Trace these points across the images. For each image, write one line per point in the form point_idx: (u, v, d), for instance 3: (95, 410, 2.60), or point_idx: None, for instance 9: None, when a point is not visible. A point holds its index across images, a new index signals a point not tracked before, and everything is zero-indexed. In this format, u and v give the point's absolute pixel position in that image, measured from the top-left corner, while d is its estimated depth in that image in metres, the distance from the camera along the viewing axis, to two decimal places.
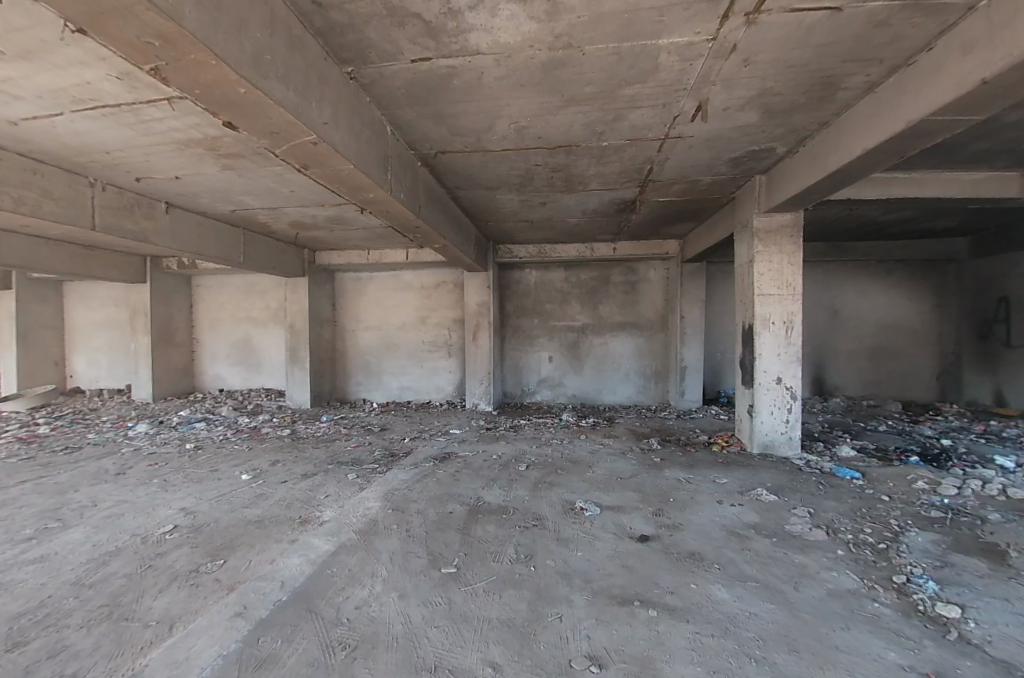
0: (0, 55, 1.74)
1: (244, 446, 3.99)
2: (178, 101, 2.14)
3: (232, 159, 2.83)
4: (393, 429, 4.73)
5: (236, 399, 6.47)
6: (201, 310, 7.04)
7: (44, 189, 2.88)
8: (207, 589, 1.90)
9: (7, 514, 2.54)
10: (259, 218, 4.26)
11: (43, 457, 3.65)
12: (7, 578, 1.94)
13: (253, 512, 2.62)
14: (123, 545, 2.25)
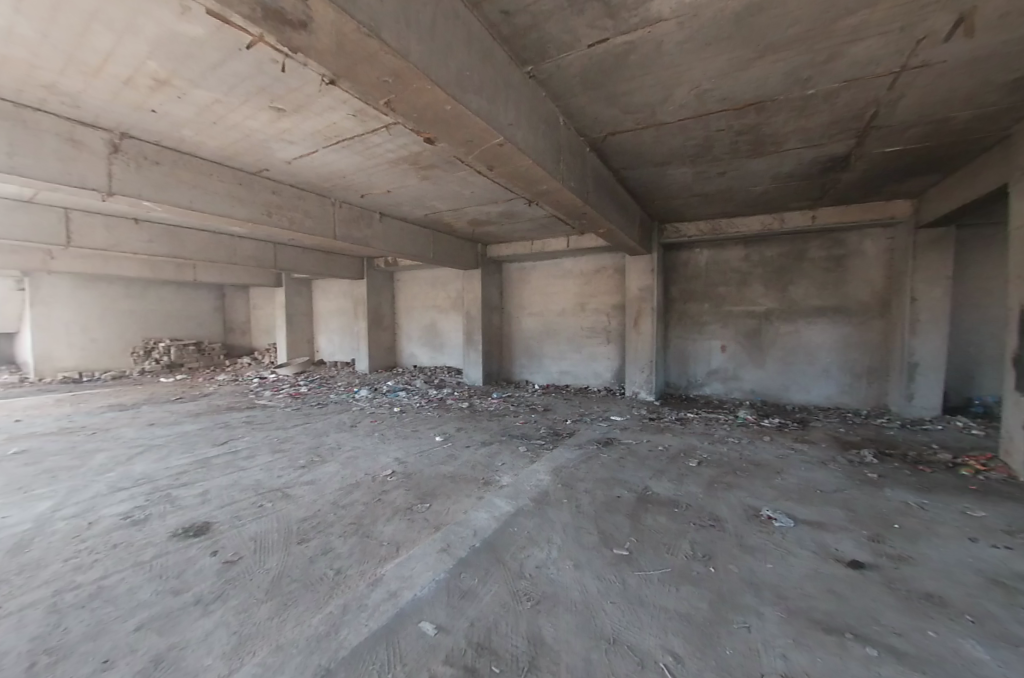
0: (285, 112, 2.44)
1: (436, 413, 4.75)
2: (393, 127, 2.63)
3: (427, 170, 3.33)
4: (556, 411, 4.99)
5: (425, 374, 7.71)
6: (399, 300, 8.60)
7: (306, 209, 3.90)
8: (421, 524, 2.34)
9: (291, 445, 3.60)
10: (445, 219, 4.94)
11: (308, 408, 5.02)
12: (295, 491, 2.75)
13: (448, 469, 3.10)
14: (360, 479, 2.93)
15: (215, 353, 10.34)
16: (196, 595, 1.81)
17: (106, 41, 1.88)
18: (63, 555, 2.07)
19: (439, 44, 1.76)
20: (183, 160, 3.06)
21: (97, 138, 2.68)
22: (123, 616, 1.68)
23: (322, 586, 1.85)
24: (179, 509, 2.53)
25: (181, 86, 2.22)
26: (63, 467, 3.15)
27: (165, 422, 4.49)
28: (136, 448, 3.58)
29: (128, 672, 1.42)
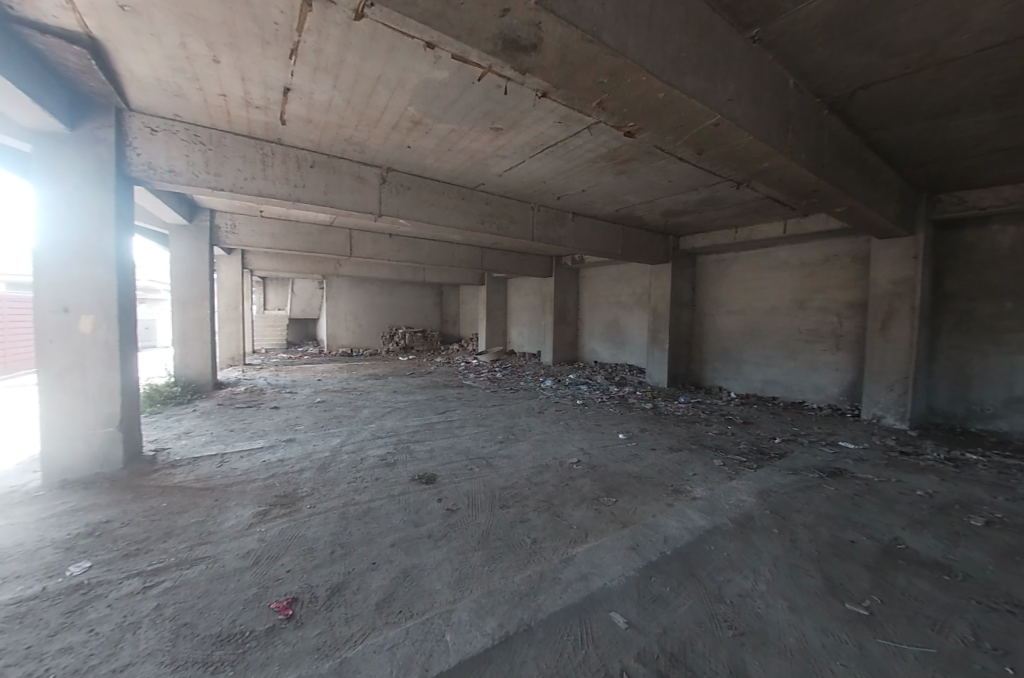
0: (502, 130, 2.81)
1: (617, 410, 4.77)
2: (595, 127, 2.73)
3: (625, 165, 3.34)
4: (757, 426, 4.37)
5: (606, 370, 7.81)
6: (584, 296, 8.98)
7: (511, 215, 4.41)
8: (608, 516, 2.39)
9: (490, 422, 4.18)
10: (636, 213, 4.88)
11: (504, 392, 5.74)
12: (496, 462, 3.16)
13: (633, 468, 3.09)
14: (549, 462, 3.17)
15: (435, 339, 12.80)
16: (430, 530, 2.27)
17: (385, 97, 2.50)
18: (348, 478, 2.89)
19: (656, 31, 1.71)
20: (427, 183, 3.83)
21: (374, 174, 3.58)
22: (383, 532, 2.25)
23: (522, 551, 2.08)
24: (413, 459, 3.22)
25: (429, 123, 2.78)
26: (345, 414, 4.44)
27: (402, 390, 5.82)
28: (386, 407, 4.75)
29: (388, 577, 1.92)
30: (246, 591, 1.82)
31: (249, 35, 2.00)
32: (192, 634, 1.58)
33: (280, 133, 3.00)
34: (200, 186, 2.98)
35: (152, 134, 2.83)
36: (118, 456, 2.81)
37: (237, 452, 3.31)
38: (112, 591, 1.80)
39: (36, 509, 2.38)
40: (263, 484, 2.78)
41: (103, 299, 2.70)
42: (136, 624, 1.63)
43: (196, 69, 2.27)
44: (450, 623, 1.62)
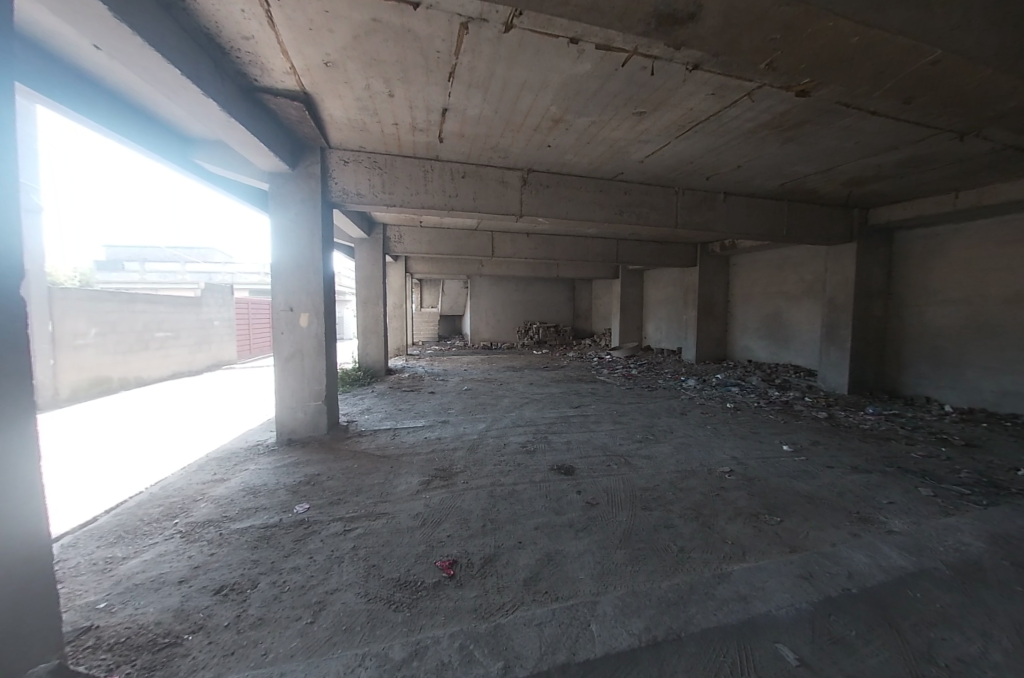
0: (646, 113, 2.70)
1: (779, 418, 4.20)
2: (757, 92, 2.43)
3: (796, 128, 2.88)
4: (989, 451, 3.33)
5: (763, 370, 6.87)
6: (736, 288, 8.10)
7: (651, 203, 4.19)
8: (770, 538, 2.15)
9: (629, 420, 4.12)
10: (808, 184, 4.15)
11: (641, 390, 5.58)
12: (635, 461, 3.11)
13: (801, 486, 2.70)
14: (696, 468, 2.99)
15: (567, 334, 13.09)
16: (571, 520, 2.36)
17: (529, 101, 2.61)
18: (494, 460, 3.17)
19: None
20: (564, 180, 3.90)
21: (516, 177, 3.78)
22: (528, 515, 2.42)
23: (668, 557, 2.01)
24: (552, 449, 3.37)
25: (570, 119, 2.81)
26: (488, 402, 4.90)
27: (539, 383, 6.11)
28: (525, 398, 5.07)
29: (535, 557, 2.05)
30: (417, 547, 2.15)
31: (417, 66, 2.29)
32: (379, 574, 1.94)
33: (438, 150, 3.39)
34: (378, 204, 3.54)
35: (344, 165, 3.47)
36: (323, 423, 3.58)
37: (405, 428, 3.93)
38: (323, 529, 2.32)
39: (273, 458, 3.22)
40: (424, 457, 3.23)
41: (314, 300, 3.45)
42: (340, 557, 2.07)
43: (376, 105, 2.70)
44: (595, 614, 1.65)
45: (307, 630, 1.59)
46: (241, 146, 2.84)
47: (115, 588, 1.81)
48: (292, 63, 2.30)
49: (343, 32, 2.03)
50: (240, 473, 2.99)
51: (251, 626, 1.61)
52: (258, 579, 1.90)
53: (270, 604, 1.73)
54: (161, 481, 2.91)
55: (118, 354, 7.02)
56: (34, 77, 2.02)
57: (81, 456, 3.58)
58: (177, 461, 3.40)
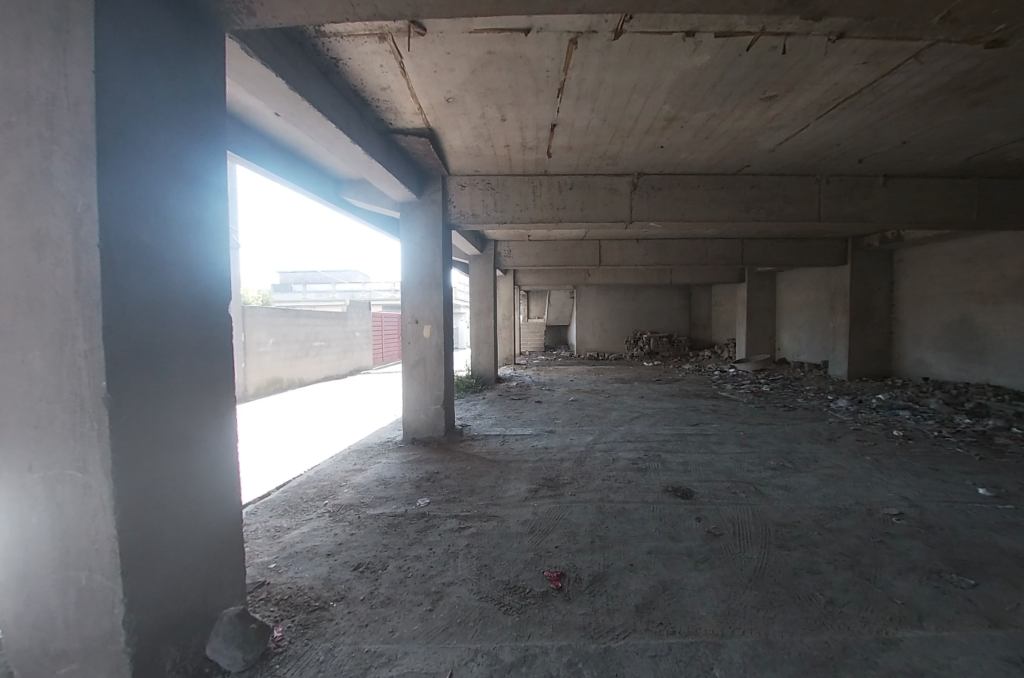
0: (776, 97, 2.41)
1: (973, 452, 3.27)
2: (929, 50, 1.98)
3: (991, 85, 2.26)
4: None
5: (946, 391, 5.44)
6: (904, 288, 6.61)
7: (785, 196, 3.69)
8: (961, 605, 1.68)
9: (760, 443, 3.64)
10: (1014, 152, 3.19)
11: (774, 409, 4.89)
12: (768, 491, 2.74)
13: (1011, 543, 2.06)
14: (851, 506, 2.50)
15: (682, 345, 12.17)
16: (689, 548, 2.17)
17: (639, 104, 2.53)
18: (602, 474, 3.09)
19: None
20: (678, 180, 3.68)
21: (625, 183, 3.69)
22: (640, 537, 2.29)
23: (812, 608, 1.71)
24: (667, 469, 3.14)
25: (685, 116, 2.65)
26: (596, 414, 4.80)
27: (650, 397, 5.79)
28: (635, 412, 4.85)
29: (648, 583, 1.93)
30: (526, 554, 2.19)
31: (528, 88, 2.39)
32: (490, 575, 2.02)
33: (546, 165, 3.49)
34: (490, 222, 3.77)
35: (461, 189, 3.78)
36: (442, 425, 3.90)
37: (513, 435, 4.07)
38: (441, 524, 2.51)
39: (399, 454, 3.62)
40: (534, 466, 3.29)
41: (436, 312, 3.81)
42: (455, 553, 2.22)
43: (490, 130, 2.89)
44: (718, 658, 1.48)
45: (426, 617, 1.73)
46: (378, 181, 3.30)
47: (282, 553, 2.22)
48: (419, 103, 2.60)
49: (462, 69, 2.23)
50: (374, 465, 3.43)
51: (381, 604, 1.82)
52: (387, 562, 2.14)
53: (396, 587, 1.94)
54: (317, 466, 3.49)
55: (290, 360, 8.74)
56: (238, 147, 2.65)
57: (260, 441, 4.50)
58: (330, 450, 4.06)
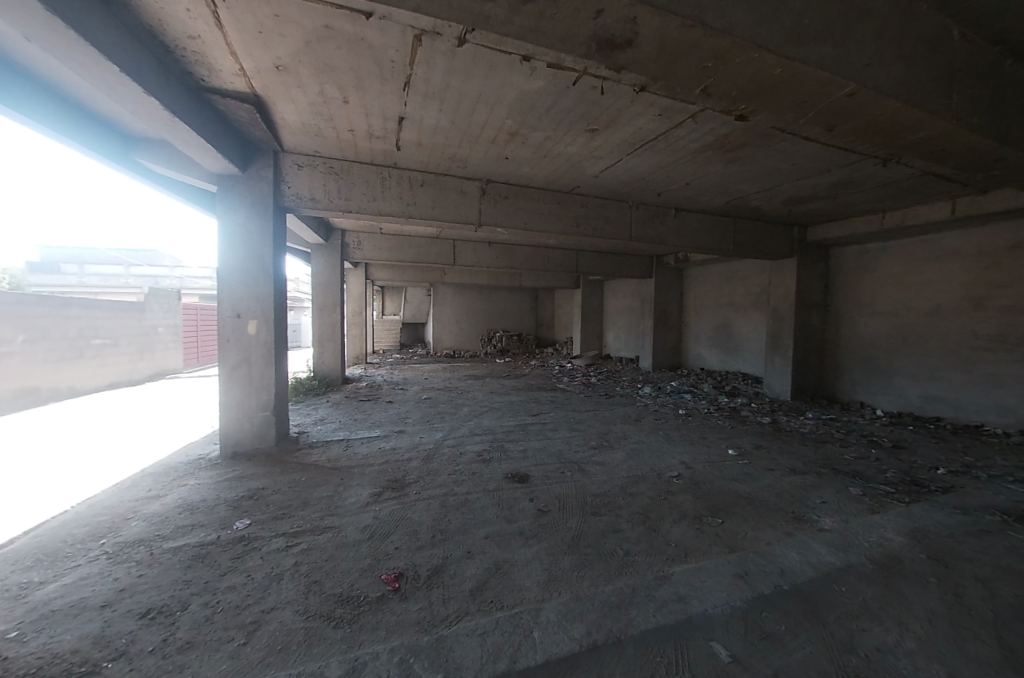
0: (598, 130, 2.81)
1: (728, 423, 4.37)
2: (700, 115, 2.56)
3: (736, 150, 3.07)
4: (913, 452, 3.57)
5: (715, 378, 7.18)
6: (690, 298, 8.47)
7: (607, 216, 4.35)
8: (711, 539, 2.22)
9: (585, 427, 4.18)
10: (752, 203, 4.40)
11: (600, 398, 5.71)
12: (589, 468, 3.15)
13: (743, 488, 2.81)
14: (647, 473, 3.06)
15: (530, 343, 13.38)
16: (522, 528, 2.35)
17: (485, 114, 2.68)
18: (448, 469, 3.15)
19: (767, 4, 1.64)
20: (523, 191, 4.00)
21: (475, 187, 3.85)
22: (479, 524, 2.39)
23: (613, 561, 2.03)
24: (508, 459, 3.35)
25: (525, 133, 2.89)
26: (446, 411, 4.87)
27: (499, 392, 6.14)
28: (484, 407, 5.08)
29: (483, 566, 2.03)
30: (362, 562, 2.08)
31: (371, 74, 2.30)
32: (320, 590, 1.86)
33: (395, 158, 3.41)
34: (335, 210, 3.51)
35: (297, 168, 3.42)
36: (272, 435, 3.47)
37: (358, 439, 3.85)
38: (264, 546, 2.21)
39: (214, 473, 3.07)
40: (379, 468, 3.17)
41: (265, 306, 3.37)
42: (280, 575, 1.97)
43: (331, 110, 2.69)
44: (537, 621, 1.65)
45: (238, 653, 1.49)
46: (189, 146, 2.76)
47: (26, 617, 1.64)
48: (240, 65, 2.26)
49: (294, 37, 2.01)
50: (177, 489, 2.83)
51: (177, 651, 1.50)
52: (189, 601, 1.78)
53: (200, 627, 1.62)
54: (90, 499, 2.72)
55: (49, 363, 6.64)
56: None
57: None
58: (111, 476, 3.21)
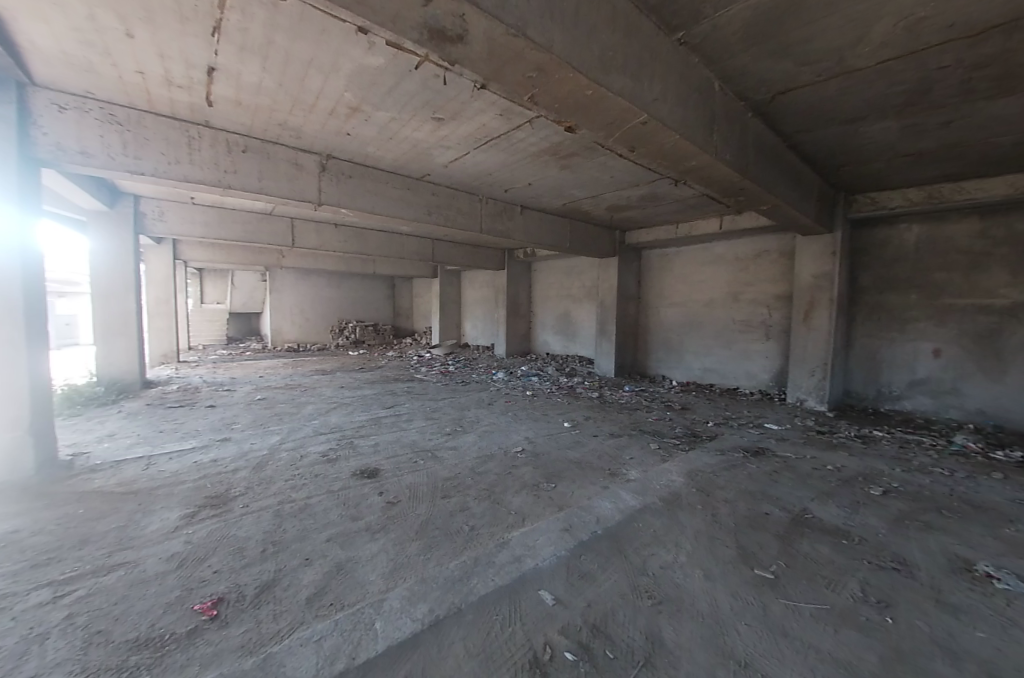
0: (445, 121, 2.85)
1: (566, 400, 4.99)
2: (535, 121, 2.81)
3: (568, 159, 3.46)
4: (695, 411, 4.64)
5: (558, 361, 8.13)
6: (536, 289, 9.35)
7: (459, 207, 4.50)
8: (545, 502, 2.50)
9: (440, 415, 4.28)
10: (584, 207, 5.05)
11: (455, 385, 5.90)
12: (442, 454, 3.24)
13: (574, 454, 3.24)
14: (496, 452, 3.28)
15: (387, 333, 13.03)
16: (367, 523, 2.29)
17: (320, 81, 2.45)
18: (285, 475, 2.86)
19: (584, 31, 1.87)
20: (369, 172, 3.85)
21: (312, 161, 3.56)
22: (319, 528, 2.24)
23: (458, 538, 2.13)
24: (357, 455, 3.23)
25: (368, 110, 2.76)
26: (287, 412, 4.40)
27: (350, 386, 5.84)
28: (332, 404, 4.75)
29: (321, 571, 1.90)
30: (167, 596, 1.73)
31: (164, 10, 1.88)
32: (106, 641, 1.47)
33: (207, 115, 2.93)
34: (117, 170, 2.88)
35: (59, 112, 2.69)
36: (30, 462, 2.67)
37: (165, 454, 3.18)
38: (16, 603, 1.65)
39: None
40: (194, 485, 2.70)
41: (5, 291, 2.56)
42: (43, 636, 1.48)
43: (105, 43, 2.14)
44: (380, 612, 1.62)
45: None
46: None
47: None
48: None
49: None
50: None
51: None
52: None
53: None
54: None
55: None
56: None
57: None
58: None
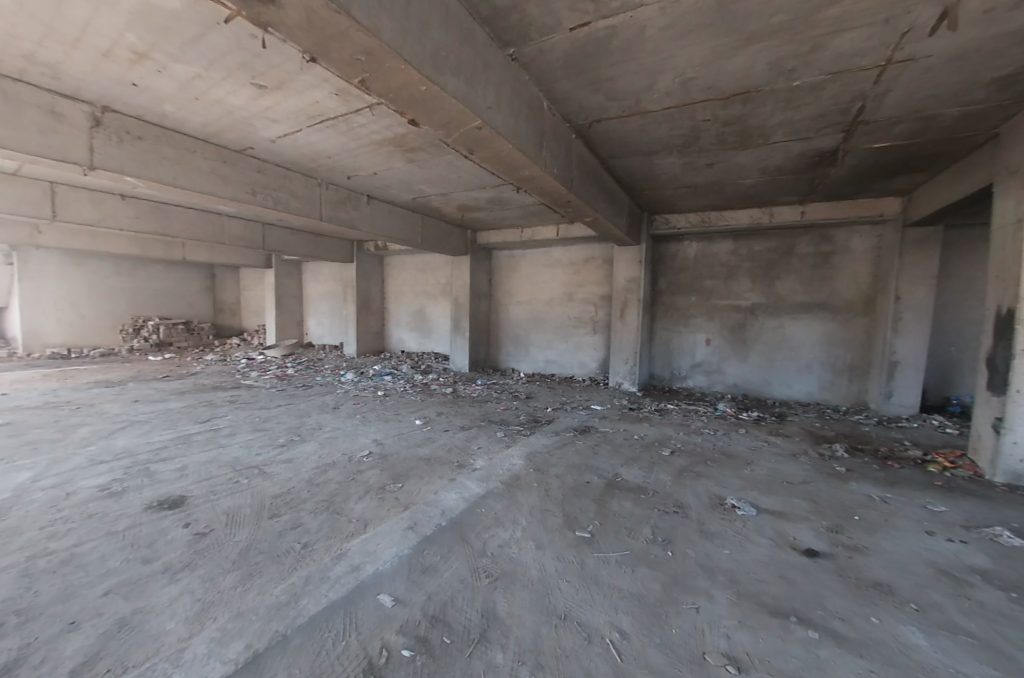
0: (267, 89, 2.51)
1: (417, 397, 4.98)
2: (376, 107, 2.68)
3: (413, 152, 3.40)
4: (539, 399, 5.14)
5: (414, 359, 8.03)
6: (391, 284, 9.03)
7: (291, 190, 4.05)
8: (389, 504, 2.47)
9: (274, 425, 3.83)
10: (433, 204, 5.05)
11: (292, 390, 5.34)
12: (271, 469, 2.92)
13: (422, 450, 3.28)
14: (339, 458, 3.10)
15: (204, 334, 11.01)
16: (165, 563, 1.92)
17: (80, 10, 1.89)
18: (38, 523, 2.18)
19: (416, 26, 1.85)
20: (163, 133, 3.15)
21: (79, 115, 2.74)
22: (93, 582, 1.78)
23: (287, 559, 1.95)
24: (156, 483, 2.68)
25: (160, 60, 2.25)
26: (44, 439, 3.36)
27: (148, 400, 4.77)
28: (119, 424, 3.80)
29: (94, 633, 1.50)
30: None
31: None
32: None
33: None
34: None
35: None
36: None
37: None
38: None
39: None
40: None
41: None
42: None
43: None
44: (178, 664, 1.36)
45: None
46: None
47: None
48: None
49: None
50: None
51: None
52: None
53: None
54: None
55: None
56: None
57: None
58: None
